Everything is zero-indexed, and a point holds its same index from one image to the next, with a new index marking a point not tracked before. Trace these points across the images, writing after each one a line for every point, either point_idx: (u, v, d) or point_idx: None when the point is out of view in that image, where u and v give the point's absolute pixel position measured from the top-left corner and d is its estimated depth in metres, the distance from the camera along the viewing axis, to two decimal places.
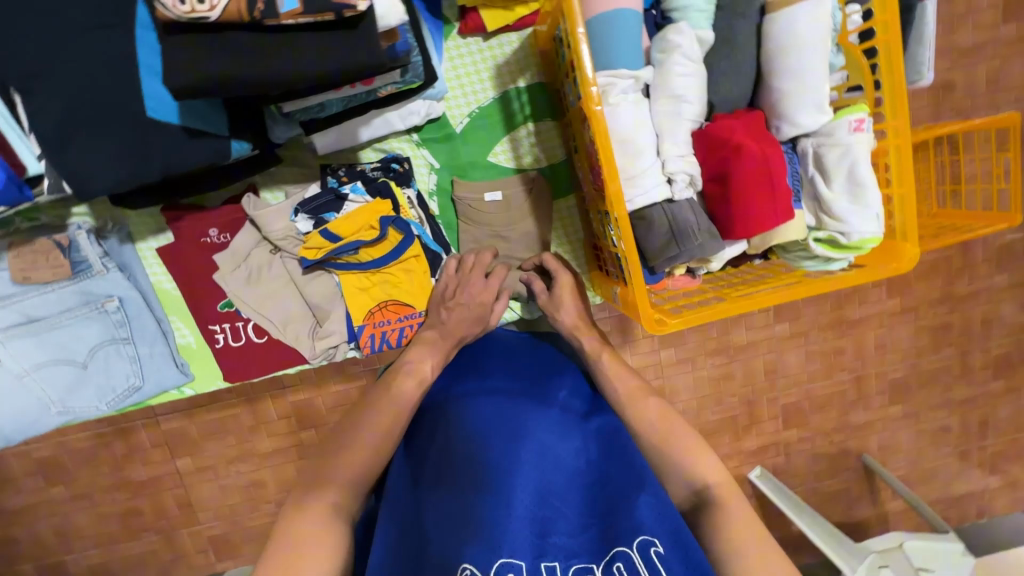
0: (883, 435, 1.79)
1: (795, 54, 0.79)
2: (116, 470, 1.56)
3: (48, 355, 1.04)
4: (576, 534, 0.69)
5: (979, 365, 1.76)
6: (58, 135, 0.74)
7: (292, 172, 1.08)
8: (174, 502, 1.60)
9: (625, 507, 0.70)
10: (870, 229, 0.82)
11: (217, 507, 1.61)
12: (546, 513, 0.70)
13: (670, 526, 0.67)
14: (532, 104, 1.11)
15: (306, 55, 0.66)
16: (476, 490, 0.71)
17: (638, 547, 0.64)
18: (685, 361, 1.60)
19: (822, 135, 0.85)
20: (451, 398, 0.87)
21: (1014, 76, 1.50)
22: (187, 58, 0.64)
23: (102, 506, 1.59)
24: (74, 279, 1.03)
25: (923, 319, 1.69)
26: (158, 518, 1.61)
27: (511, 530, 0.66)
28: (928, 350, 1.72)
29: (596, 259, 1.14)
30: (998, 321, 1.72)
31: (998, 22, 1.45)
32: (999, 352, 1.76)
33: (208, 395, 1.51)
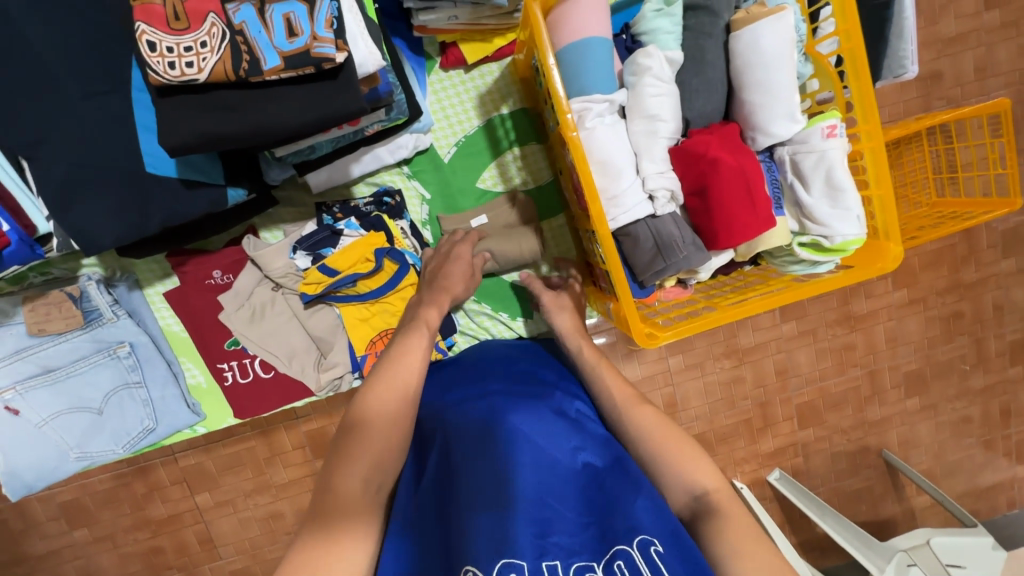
0: (903, 430, 1.76)
1: (763, 67, 0.82)
2: (137, 509, 1.58)
3: (64, 403, 1.07)
4: (575, 532, 0.70)
5: (995, 352, 1.74)
6: (61, 197, 0.79)
7: (289, 212, 1.12)
8: (195, 538, 1.62)
9: (625, 506, 0.70)
10: (852, 230, 0.84)
11: (238, 540, 1.63)
12: (546, 514, 0.70)
13: (670, 524, 0.68)
14: (516, 129, 1.14)
15: (289, 107, 0.70)
16: (475, 494, 0.72)
17: (638, 545, 0.66)
18: (694, 367, 1.60)
19: (797, 142, 0.86)
20: (449, 405, 0.89)
21: (1002, 62, 1.51)
22: (178, 118, 0.68)
23: (125, 546, 1.61)
24: (87, 328, 1.07)
25: (932, 309, 1.68)
26: (180, 555, 1.63)
27: (511, 533, 0.68)
28: (941, 340, 1.71)
29: (589, 274, 1.17)
30: (1010, 307, 1.71)
31: (981, 11, 1.47)
32: (1015, 338, 1.74)
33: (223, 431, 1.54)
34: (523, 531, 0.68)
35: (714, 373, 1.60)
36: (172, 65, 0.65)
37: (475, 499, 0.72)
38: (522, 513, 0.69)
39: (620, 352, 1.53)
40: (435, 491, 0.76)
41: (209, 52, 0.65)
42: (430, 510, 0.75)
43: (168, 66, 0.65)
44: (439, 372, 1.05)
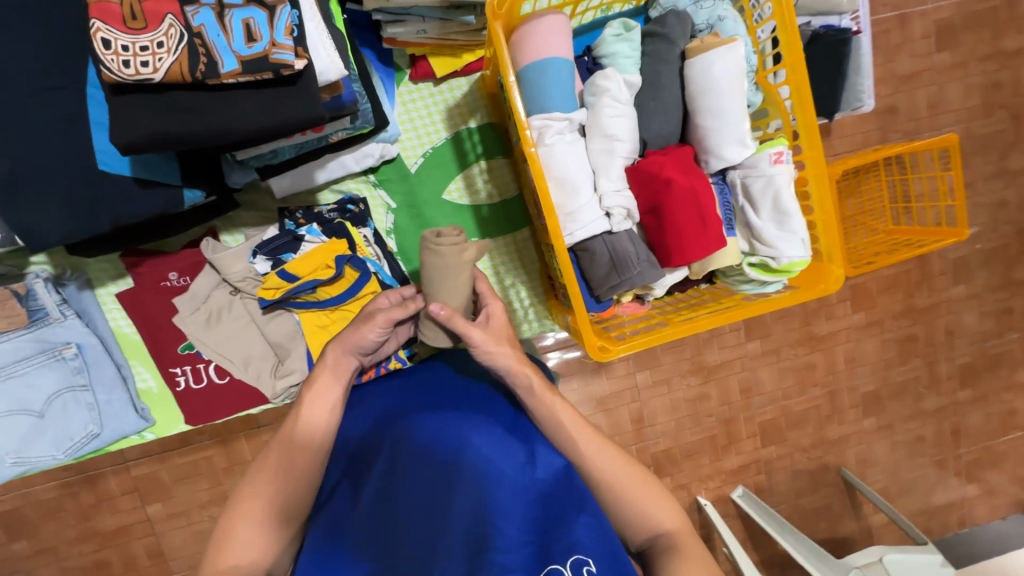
0: (860, 449, 1.82)
1: (715, 92, 0.85)
2: (83, 520, 1.52)
3: (4, 406, 1.03)
4: (515, 548, 0.69)
5: (946, 375, 1.82)
6: (8, 192, 0.77)
7: (252, 216, 1.11)
8: (144, 552, 1.56)
9: (565, 524, 0.73)
10: (798, 252, 0.88)
11: (190, 555, 1.57)
12: (483, 530, 0.70)
13: (605, 543, 0.72)
14: (483, 143, 1.16)
15: (245, 110, 0.69)
16: (415, 516, 0.76)
17: (571, 565, 0.68)
18: (660, 383, 1.63)
19: (748, 166, 0.90)
20: (399, 417, 0.90)
21: (951, 100, 1.60)
22: (132, 117, 0.67)
23: (68, 559, 1.54)
24: (31, 328, 1.03)
25: (888, 332, 1.75)
26: (127, 570, 1.57)
27: (445, 552, 0.70)
28: (896, 362, 1.78)
29: (552, 287, 1.18)
30: (960, 332, 1.79)
31: (932, 51, 1.56)
32: (964, 362, 1.82)
33: (180, 439, 1.50)
34: (457, 551, 0.70)
35: (680, 390, 1.63)
36: (126, 63, 0.64)
37: (415, 520, 0.76)
38: (458, 531, 0.72)
39: (588, 367, 1.55)
40: (378, 508, 0.81)
41: (165, 52, 0.65)
42: (372, 526, 0.80)
43: (122, 65, 0.64)
44: (404, 376, 1.04)
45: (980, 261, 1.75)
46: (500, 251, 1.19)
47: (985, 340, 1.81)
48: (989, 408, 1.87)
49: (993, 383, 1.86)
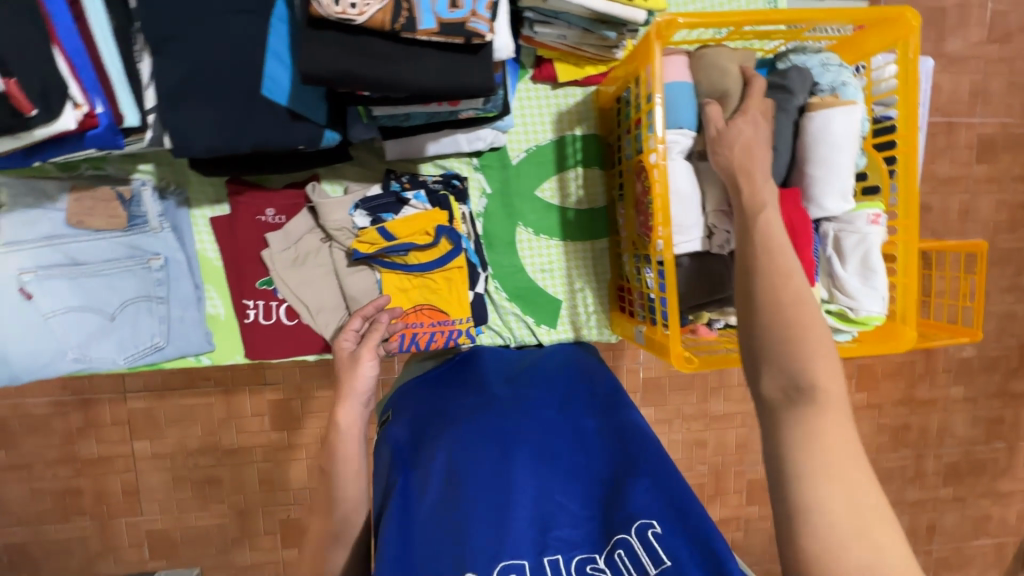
0: None
1: (835, 146, 0.90)
2: (66, 443, 1.56)
3: (79, 301, 1.05)
4: (577, 525, 0.71)
5: (931, 470, 1.87)
6: (174, 94, 0.81)
7: (354, 170, 1.15)
8: (120, 488, 1.59)
9: (627, 495, 0.73)
10: (876, 307, 0.94)
11: (164, 499, 1.60)
12: (547, 510, 0.73)
13: (669, 504, 0.71)
14: (583, 152, 1.22)
15: (426, 69, 0.74)
16: (480, 495, 0.74)
17: (637, 532, 0.67)
18: (661, 422, 1.68)
19: (844, 222, 0.96)
20: (450, 415, 0.92)
21: (983, 210, 1.70)
22: (321, 50, 0.72)
23: (42, 481, 1.57)
24: (128, 232, 1.06)
25: (883, 417, 1.82)
26: (98, 503, 1.59)
27: (513, 532, 0.69)
28: (887, 448, 1.84)
29: (620, 299, 1.22)
30: (951, 431, 1.86)
31: (972, 162, 1.67)
32: (950, 460, 1.88)
33: (184, 380, 1.57)
34: (526, 529, 0.70)
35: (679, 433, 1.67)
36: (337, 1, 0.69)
37: (478, 502, 0.73)
38: (523, 512, 0.72)
39: None
40: (440, 497, 0.74)
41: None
42: (436, 511, 0.72)
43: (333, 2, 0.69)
44: (451, 368, 1.08)
45: (981, 367, 1.84)
46: (577, 256, 1.24)
47: (973, 443, 1.88)
48: (965, 509, 1.92)
49: (975, 486, 1.91)
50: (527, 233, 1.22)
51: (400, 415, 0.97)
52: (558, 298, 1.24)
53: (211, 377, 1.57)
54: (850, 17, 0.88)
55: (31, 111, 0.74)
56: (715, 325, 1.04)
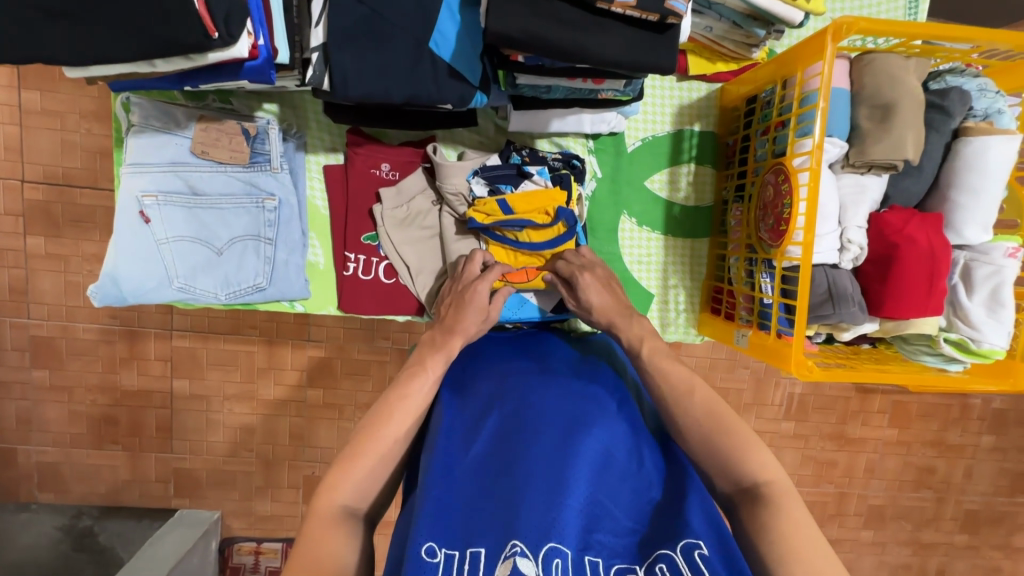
0: (849, 556, 1.84)
1: (976, 172, 0.91)
2: (108, 372, 1.56)
3: (189, 231, 1.05)
4: (621, 533, 0.69)
5: (950, 516, 1.85)
6: (343, 34, 0.81)
7: (471, 137, 1.15)
8: (155, 423, 1.60)
9: (678, 516, 0.71)
10: (999, 341, 0.93)
11: (195, 440, 1.61)
12: (595, 509, 0.70)
13: (715, 533, 0.69)
14: (698, 148, 1.20)
15: (613, 39, 0.74)
16: (533, 476, 0.72)
17: (683, 550, 0.65)
18: None
19: (977, 251, 0.95)
20: (509, 386, 0.89)
21: None
22: (514, 12, 0.71)
23: (79, 405, 1.57)
24: (248, 169, 1.06)
25: (912, 455, 1.80)
26: (132, 434, 1.60)
27: (561, 516, 0.67)
28: (909, 487, 1.82)
29: (713, 301, 1.22)
30: (976, 479, 1.83)
31: None
32: (971, 508, 1.85)
33: (232, 325, 1.57)
34: (571, 520, 0.67)
35: None
36: None
37: (531, 478, 0.72)
38: (573, 502, 0.69)
39: None
40: (486, 463, 0.76)
41: None
42: (484, 478, 0.74)
43: None
44: (513, 341, 1.06)
45: (1015, 420, 1.82)
46: (675, 251, 1.23)
47: (995, 495, 1.85)
48: (977, 559, 1.89)
49: (990, 538, 1.88)
50: (630, 223, 1.21)
51: (455, 371, 0.96)
52: (651, 292, 1.23)
53: (258, 326, 1.57)
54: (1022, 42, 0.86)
55: (214, 33, 0.72)
56: (815, 339, 1.04)
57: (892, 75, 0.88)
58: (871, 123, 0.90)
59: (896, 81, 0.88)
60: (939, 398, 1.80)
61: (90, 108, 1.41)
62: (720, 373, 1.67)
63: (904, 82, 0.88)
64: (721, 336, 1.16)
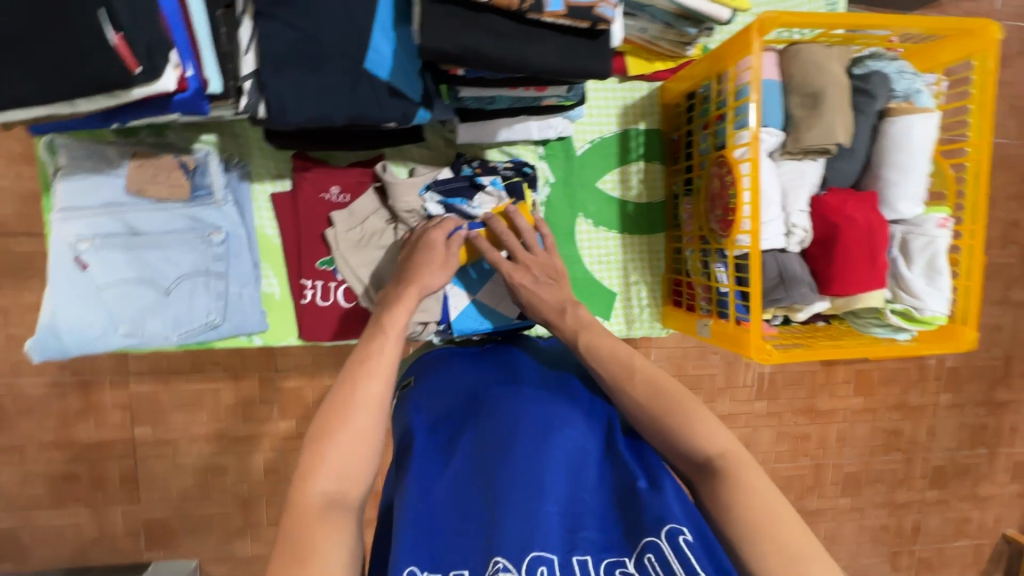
0: (830, 524, 1.90)
1: (902, 151, 0.96)
2: (63, 427, 1.48)
3: (133, 274, 1.00)
4: (604, 528, 0.71)
5: (919, 474, 1.93)
6: (275, 62, 0.79)
7: (421, 152, 1.14)
8: (118, 474, 1.52)
9: (656, 499, 0.71)
10: (940, 307, 0.98)
11: (165, 487, 1.54)
12: (575, 508, 0.72)
13: (694, 516, 0.70)
14: (645, 146, 1.22)
15: (545, 47, 0.74)
16: (511, 485, 0.73)
17: (668, 535, 0.66)
18: None
19: (911, 224, 1.00)
20: (482, 398, 0.90)
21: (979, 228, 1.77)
22: (446, 26, 0.71)
23: (34, 465, 1.48)
24: (190, 204, 1.02)
25: (878, 420, 1.88)
26: (94, 489, 1.51)
27: (543, 524, 0.68)
28: (879, 451, 1.89)
29: (674, 294, 1.24)
30: (939, 437, 1.92)
31: None
32: (937, 464, 1.94)
33: (193, 364, 1.51)
34: (553, 523, 0.69)
35: None
36: None
37: (511, 488, 0.73)
38: (553, 507, 0.71)
39: None
40: (465, 479, 0.77)
41: None
42: (464, 494, 0.75)
43: None
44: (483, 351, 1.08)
45: (968, 376, 1.91)
46: (633, 249, 1.25)
47: (958, 448, 1.94)
48: (948, 512, 1.97)
49: (958, 490, 1.96)
50: (587, 224, 1.22)
51: (425, 389, 0.96)
52: (613, 290, 1.24)
53: (223, 362, 1.52)
54: (931, 26, 0.91)
55: (136, 69, 0.70)
56: (774, 322, 1.06)
57: (816, 63, 0.92)
58: (803, 111, 0.93)
59: (821, 68, 0.92)
60: (898, 362, 1.88)
61: (18, 151, 1.34)
62: (691, 360, 1.71)
63: (829, 67, 0.92)
64: (683, 327, 1.18)
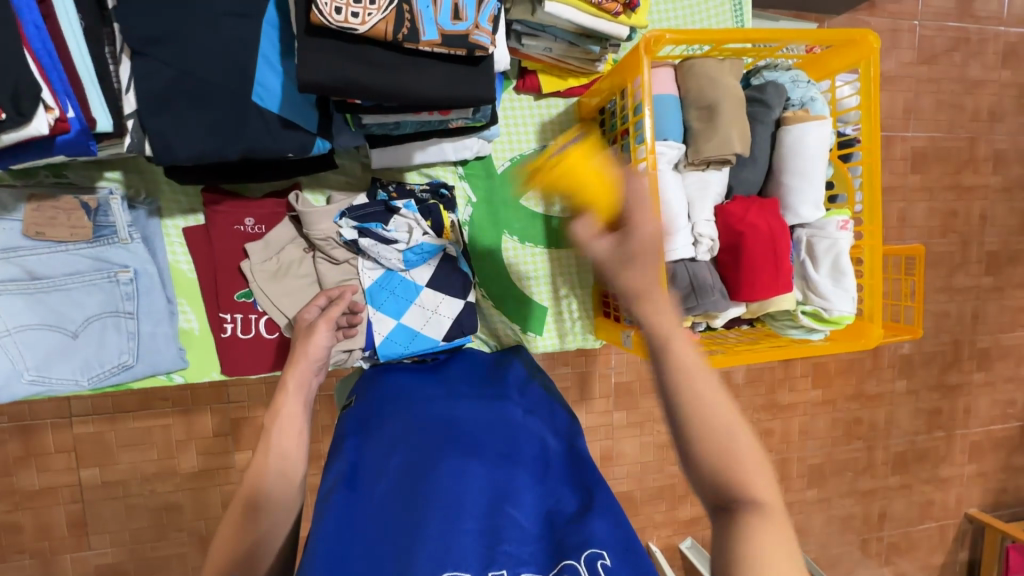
0: (800, 517, 1.91)
1: (804, 157, 0.98)
2: (2, 475, 1.39)
3: (36, 318, 0.97)
4: (527, 543, 0.64)
5: (881, 461, 1.97)
6: (160, 99, 0.79)
7: (338, 179, 1.13)
8: (65, 521, 1.43)
9: (583, 524, 0.65)
10: (846, 307, 1.00)
11: (115, 531, 1.45)
12: (497, 522, 0.66)
13: (620, 538, 0.63)
14: (566, 161, 1.24)
15: (427, 76, 0.76)
16: (432, 505, 0.67)
17: (585, 559, 0.59)
18: (635, 425, 1.65)
19: (815, 227, 1.03)
20: (417, 414, 0.85)
21: (919, 217, 1.82)
22: (322, 59, 0.71)
23: None
24: (93, 244, 0.99)
25: (837, 412, 1.90)
26: (39, 539, 1.43)
27: (459, 543, 0.62)
28: (841, 441, 1.92)
29: (603, 306, 1.25)
30: (896, 425, 1.96)
31: (908, 172, 1.80)
32: (898, 450, 1.97)
33: (140, 401, 1.42)
34: (470, 539, 0.63)
35: (652, 435, 1.65)
36: (339, 10, 0.68)
37: (430, 508, 0.67)
38: (472, 526, 0.65)
39: (569, 399, 1.59)
40: (386, 498, 0.71)
41: (375, 10, 0.70)
42: (385, 513, 0.68)
43: (334, 10, 0.68)
44: (422, 372, 1.03)
45: (922, 362, 1.95)
46: (561, 263, 1.25)
47: (916, 433, 1.98)
48: (912, 496, 2.01)
49: (920, 473, 2.00)
50: (513, 241, 1.23)
51: (359, 407, 0.90)
52: (544, 305, 1.25)
53: (170, 396, 1.44)
54: (818, 38, 0.94)
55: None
56: (697, 328, 1.08)
57: (707, 78, 0.95)
58: (700, 124, 0.96)
59: (715, 80, 0.94)
60: (852, 353, 1.92)
61: None
62: None
63: (722, 80, 0.95)
64: (613, 338, 1.20)
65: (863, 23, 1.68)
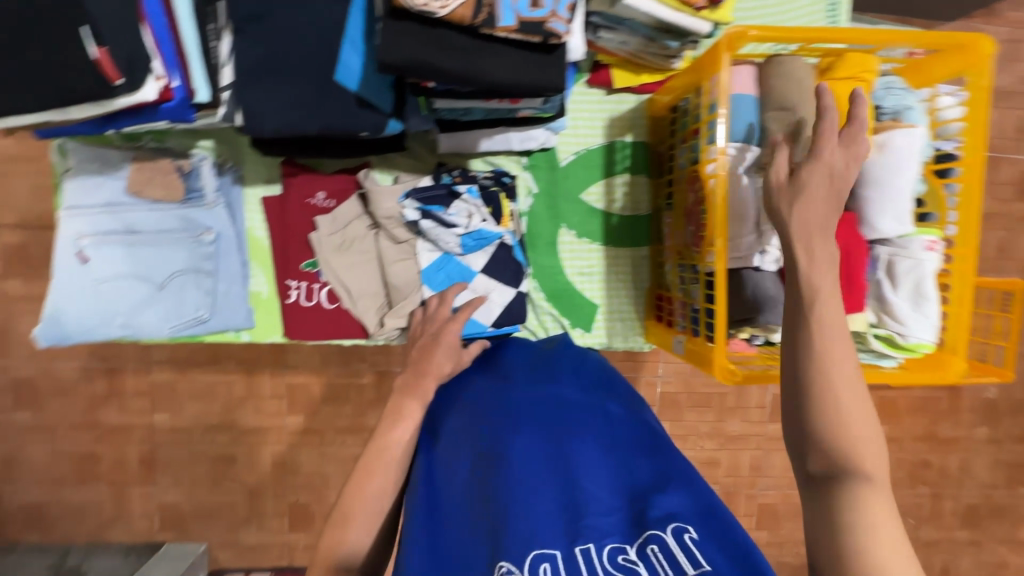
0: None
1: (891, 169, 0.91)
2: (89, 408, 1.55)
3: (130, 268, 1.07)
4: (609, 513, 0.61)
5: (949, 511, 1.79)
6: (252, 75, 0.85)
7: (406, 161, 1.17)
8: (137, 457, 1.57)
9: (662, 490, 0.63)
10: (924, 335, 0.93)
11: (178, 472, 1.58)
12: (575, 496, 0.63)
13: (700, 506, 0.60)
14: (631, 158, 1.21)
15: (503, 61, 0.77)
16: (508, 483, 0.64)
17: (672, 530, 0.56)
18: (676, 437, 1.60)
19: (897, 246, 0.95)
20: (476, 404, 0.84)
21: None
22: (404, 42, 0.74)
23: (62, 442, 1.56)
24: (183, 204, 1.09)
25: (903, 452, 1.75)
26: (114, 470, 1.58)
27: (544, 522, 0.59)
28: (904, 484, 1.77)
29: (657, 308, 1.22)
30: (972, 475, 1.78)
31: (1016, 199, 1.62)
32: (971, 503, 1.79)
33: (211, 355, 1.55)
34: (549, 516, 0.61)
35: (693, 450, 1.60)
36: None
37: (505, 486, 0.64)
38: (552, 500, 0.62)
39: None
40: (462, 485, 0.69)
41: None
42: (463, 499, 0.67)
43: None
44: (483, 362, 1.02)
45: (1010, 410, 1.76)
46: (617, 261, 1.23)
47: (995, 487, 1.79)
48: (982, 555, 1.82)
49: (994, 531, 1.81)
50: (570, 235, 1.22)
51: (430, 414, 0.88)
52: (595, 302, 1.23)
53: (237, 355, 1.55)
54: (925, 41, 0.88)
55: (117, 81, 0.76)
56: (754, 342, 1.02)
57: (789, 79, 0.90)
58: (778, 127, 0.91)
59: (799, 82, 0.91)
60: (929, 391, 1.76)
61: None
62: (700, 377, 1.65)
63: (805, 81, 0.91)
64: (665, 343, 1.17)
65: (979, 31, 1.54)
